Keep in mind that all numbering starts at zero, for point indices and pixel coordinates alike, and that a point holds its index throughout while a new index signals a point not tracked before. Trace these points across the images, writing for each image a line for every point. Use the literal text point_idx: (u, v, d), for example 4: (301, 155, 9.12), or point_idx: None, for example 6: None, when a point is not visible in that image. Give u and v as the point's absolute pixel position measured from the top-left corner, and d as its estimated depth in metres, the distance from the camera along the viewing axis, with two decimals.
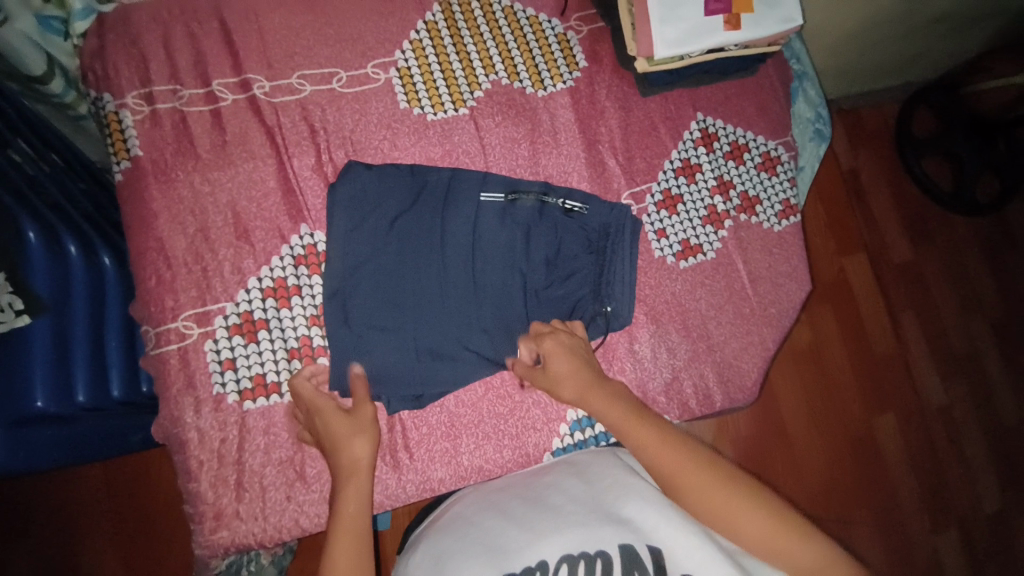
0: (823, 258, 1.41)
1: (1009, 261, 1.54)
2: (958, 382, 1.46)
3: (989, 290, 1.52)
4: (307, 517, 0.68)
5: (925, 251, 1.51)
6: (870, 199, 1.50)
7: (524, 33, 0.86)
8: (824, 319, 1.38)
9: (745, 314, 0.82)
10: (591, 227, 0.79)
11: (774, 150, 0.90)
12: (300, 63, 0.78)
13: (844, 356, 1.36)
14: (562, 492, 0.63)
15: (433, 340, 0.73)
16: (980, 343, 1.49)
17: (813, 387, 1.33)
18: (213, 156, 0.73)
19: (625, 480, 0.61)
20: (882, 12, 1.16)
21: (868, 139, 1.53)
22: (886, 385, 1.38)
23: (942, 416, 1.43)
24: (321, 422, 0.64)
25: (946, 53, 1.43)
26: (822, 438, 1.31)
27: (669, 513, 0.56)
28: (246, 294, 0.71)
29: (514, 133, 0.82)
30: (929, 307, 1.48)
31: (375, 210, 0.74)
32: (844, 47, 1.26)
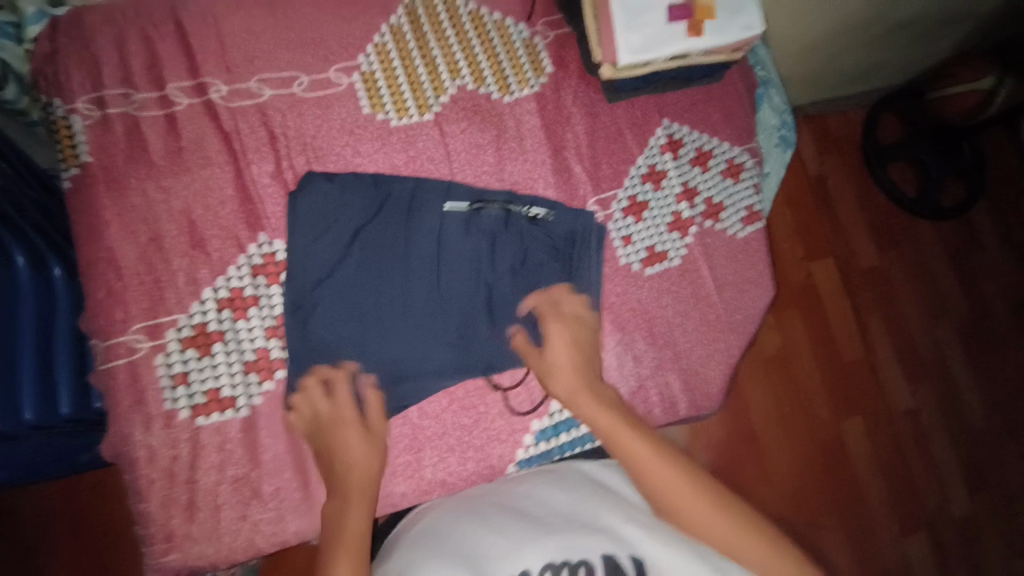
0: (793, 263, 1.42)
1: (972, 266, 1.58)
2: (927, 388, 1.50)
3: (954, 294, 1.56)
4: (263, 535, 0.67)
5: (891, 255, 1.54)
6: (836, 205, 1.53)
7: (491, 38, 0.85)
8: (793, 324, 1.39)
9: (712, 321, 0.83)
10: (557, 236, 0.79)
11: (738, 157, 0.90)
12: (259, 67, 0.77)
13: (813, 360, 1.38)
14: (541, 499, 0.66)
15: (397, 351, 0.73)
16: (946, 348, 1.53)
17: (783, 392, 1.35)
18: (168, 162, 0.71)
19: (599, 493, 0.66)
20: (847, 17, 1.19)
21: (835, 145, 1.56)
22: (854, 389, 1.40)
23: (909, 418, 1.46)
24: (336, 432, 0.66)
25: (911, 59, 1.47)
26: (792, 442, 1.33)
27: (651, 527, 0.61)
28: (200, 305, 0.69)
29: (479, 139, 0.81)
30: (897, 311, 1.51)
31: (335, 220, 0.73)
32: (811, 54, 1.29)
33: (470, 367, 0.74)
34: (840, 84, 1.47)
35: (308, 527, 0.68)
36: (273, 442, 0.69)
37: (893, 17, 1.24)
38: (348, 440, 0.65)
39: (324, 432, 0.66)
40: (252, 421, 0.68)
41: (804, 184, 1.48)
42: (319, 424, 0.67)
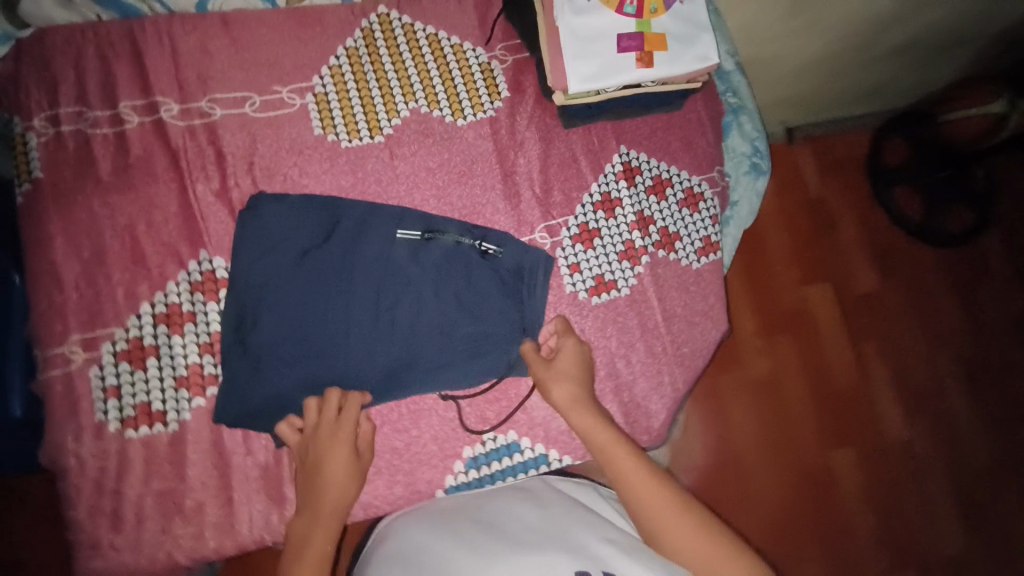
0: (786, 287, 1.38)
1: (976, 293, 1.46)
2: (922, 418, 1.38)
3: (953, 321, 1.44)
4: (183, 549, 0.68)
5: (891, 283, 1.43)
6: (838, 230, 1.43)
7: (448, 60, 0.85)
8: (782, 350, 1.35)
9: (657, 353, 0.81)
10: (504, 271, 0.79)
11: (697, 185, 0.89)
12: (212, 86, 0.78)
13: (802, 386, 1.33)
14: (515, 517, 0.67)
15: (334, 373, 0.73)
16: (944, 376, 1.41)
17: (767, 419, 1.31)
18: (115, 179, 0.73)
19: (580, 514, 0.67)
20: (839, 45, 1.12)
21: (839, 167, 1.47)
22: (843, 420, 1.34)
23: (904, 453, 1.35)
24: (324, 449, 0.67)
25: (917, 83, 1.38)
26: (775, 471, 1.28)
27: (623, 546, 0.62)
28: (137, 319, 0.70)
29: (428, 162, 0.81)
30: (899, 341, 1.41)
31: (282, 240, 0.74)
32: (805, 76, 1.23)
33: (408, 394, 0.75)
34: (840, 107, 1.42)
35: (229, 543, 0.69)
36: (198, 458, 0.70)
37: (884, 46, 1.16)
38: (334, 461, 0.67)
39: (312, 446, 0.68)
40: (179, 436, 0.69)
41: (798, 209, 1.43)
42: (307, 434, 0.69)
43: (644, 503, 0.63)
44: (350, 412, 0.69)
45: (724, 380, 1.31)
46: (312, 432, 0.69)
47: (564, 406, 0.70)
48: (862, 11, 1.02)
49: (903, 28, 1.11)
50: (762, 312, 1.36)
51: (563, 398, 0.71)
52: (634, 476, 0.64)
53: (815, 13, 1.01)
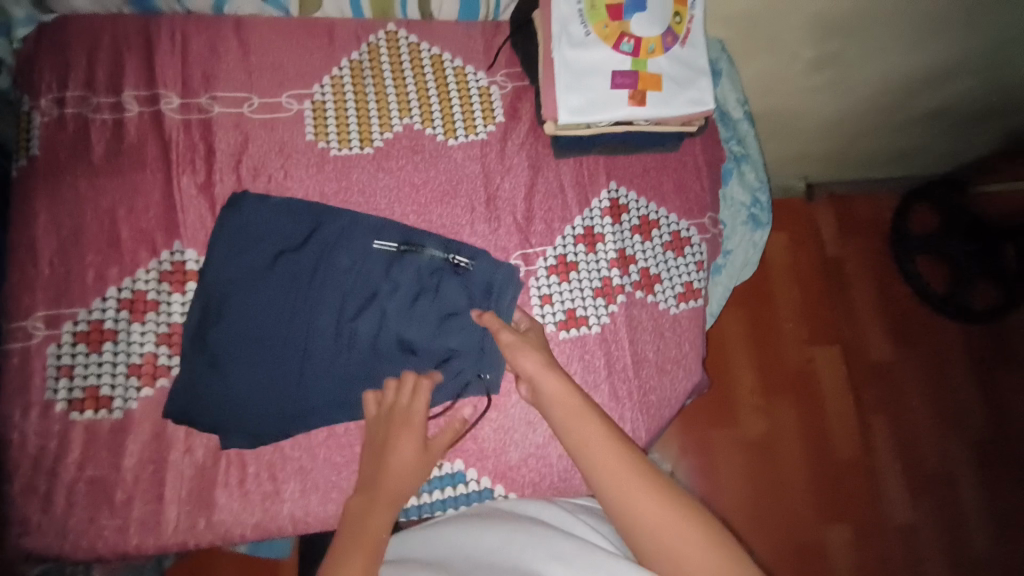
0: (790, 345, 1.25)
1: (998, 377, 1.30)
2: (926, 501, 1.22)
3: (972, 403, 1.28)
4: (106, 542, 0.68)
5: (907, 356, 1.29)
6: (852, 292, 1.31)
7: (448, 81, 0.85)
8: (783, 410, 1.22)
9: (621, 397, 0.79)
10: (474, 288, 0.78)
11: (685, 231, 0.87)
12: (214, 84, 0.80)
13: (799, 452, 1.20)
14: (464, 549, 0.58)
15: (289, 380, 0.73)
16: (955, 462, 1.25)
17: (760, 482, 1.17)
18: (105, 163, 0.76)
19: (534, 531, 0.57)
20: (869, 103, 1.03)
21: (861, 230, 1.34)
22: (841, 494, 1.19)
23: (902, 538, 1.19)
24: (394, 435, 0.67)
25: (951, 150, 1.25)
26: (763, 541, 1.15)
27: (575, 560, 0.51)
28: (101, 303, 0.72)
29: (414, 178, 0.81)
30: (903, 412, 1.26)
31: (258, 242, 0.75)
32: (830, 136, 1.13)
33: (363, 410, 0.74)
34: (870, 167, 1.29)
35: (151, 543, 0.69)
36: (136, 449, 0.70)
37: (919, 107, 1.07)
38: (399, 448, 0.67)
39: (383, 428, 0.68)
40: (122, 425, 0.70)
41: (810, 267, 1.30)
42: (380, 419, 0.70)
43: (611, 477, 0.57)
44: (420, 402, 0.70)
45: (714, 438, 1.18)
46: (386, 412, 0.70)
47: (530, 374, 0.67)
48: (894, 64, 0.93)
49: (936, 91, 1.02)
50: (762, 369, 1.23)
51: (532, 365, 0.67)
52: (599, 447, 0.59)
53: (834, 72, 0.93)
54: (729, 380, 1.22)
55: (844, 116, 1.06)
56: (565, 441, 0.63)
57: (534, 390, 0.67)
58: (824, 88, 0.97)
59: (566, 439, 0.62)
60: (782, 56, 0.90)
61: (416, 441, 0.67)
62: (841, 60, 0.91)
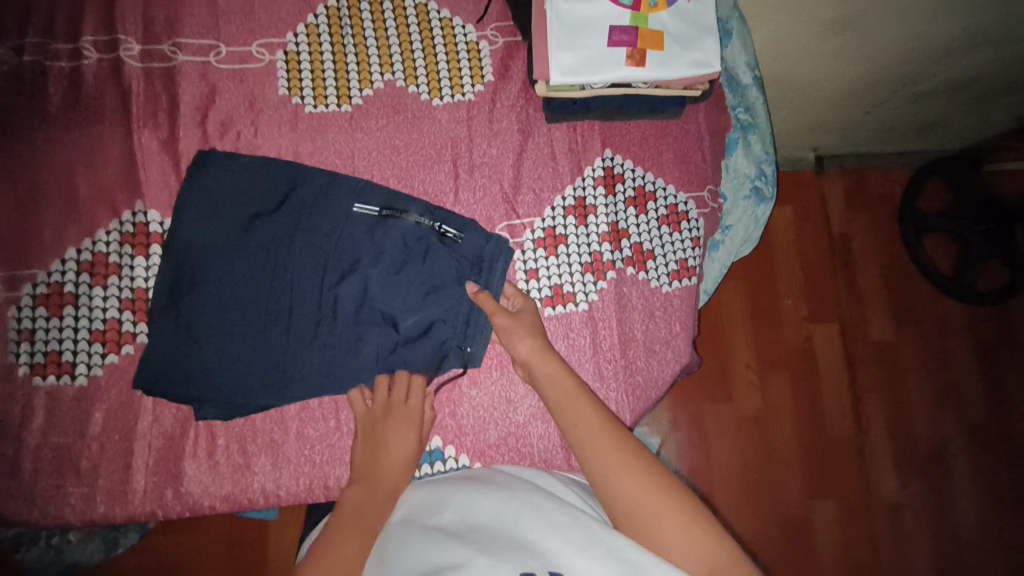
0: (791, 322, 1.21)
1: (998, 360, 1.27)
2: (916, 480, 1.21)
3: (971, 385, 1.25)
4: (73, 509, 0.66)
5: (908, 336, 1.25)
6: (857, 271, 1.26)
7: (433, 33, 0.78)
8: (779, 387, 1.19)
9: (606, 377, 0.76)
10: (465, 258, 0.73)
11: (683, 204, 0.82)
12: (178, 29, 0.74)
13: (792, 429, 1.18)
14: (456, 514, 0.54)
15: (271, 354, 0.69)
16: (949, 444, 1.23)
17: (750, 457, 1.16)
18: (63, 115, 0.71)
19: (528, 496, 0.54)
20: (888, 70, 0.96)
21: (869, 206, 1.28)
22: (831, 471, 1.18)
23: (889, 516, 1.19)
24: (389, 431, 0.66)
25: (968, 125, 1.18)
26: (749, 511, 1.14)
27: (572, 532, 0.48)
28: (60, 265, 0.68)
29: (395, 139, 0.76)
30: (900, 392, 1.23)
31: (230, 203, 0.70)
32: (844, 105, 1.06)
33: (344, 384, 0.70)
34: (885, 138, 1.21)
35: (118, 512, 0.67)
36: (101, 417, 0.68)
37: (940, 78, 1.00)
38: (392, 442, 0.66)
39: (380, 426, 0.67)
40: (86, 391, 0.68)
41: (816, 244, 1.25)
42: (375, 415, 0.68)
43: (591, 452, 0.55)
44: (416, 400, 0.69)
45: (707, 412, 1.16)
46: (381, 408, 0.68)
47: (525, 359, 0.65)
48: (918, 30, 0.86)
49: (961, 62, 0.95)
50: (760, 345, 1.20)
51: (527, 350, 0.65)
52: (583, 421, 0.57)
53: (852, 37, 0.86)
54: (725, 355, 1.18)
55: (858, 83, 0.99)
56: (557, 421, 0.61)
57: (532, 375, 0.65)
58: (840, 54, 0.90)
59: (559, 419, 0.60)
60: (797, 17, 0.83)
61: (413, 437, 0.67)
62: (859, 24, 0.83)
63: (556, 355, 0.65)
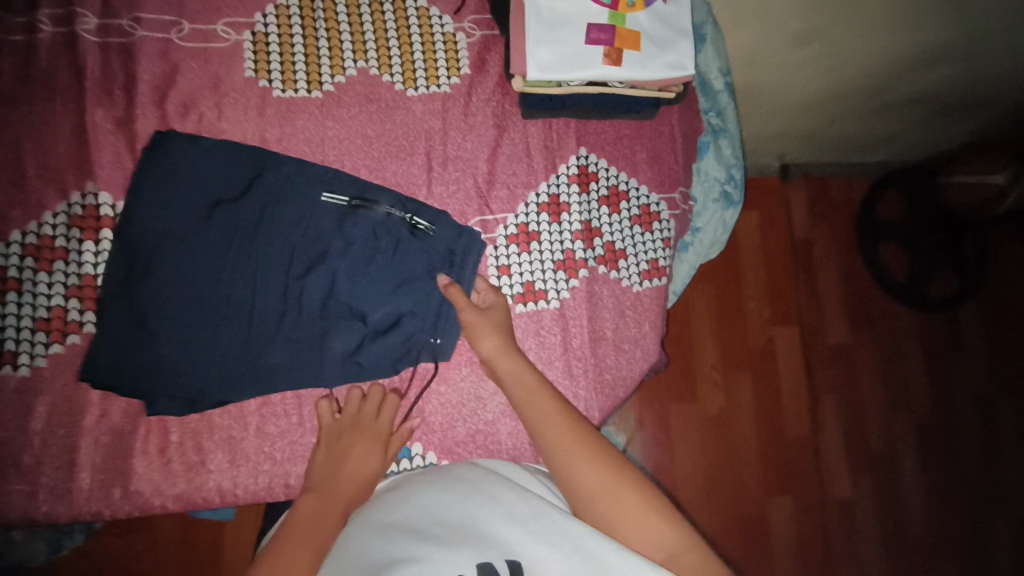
0: (755, 324, 1.24)
1: (946, 364, 1.33)
2: (868, 477, 1.26)
3: (920, 387, 1.31)
4: (12, 509, 0.62)
5: (864, 339, 1.30)
6: (818, 275, 1.30)
7: (409, 21, 0.76)
8: (741, 388, 1.22)
9: (575, 374, 0.76)
10: (436, 252, 0.72)
11: (655, 204, 0.82)
12: (138, 4, 0.70)
13: (753, 429, 1.21)
14: (411, 504, 0.51)
15: (231, 346, 0.67)
16: (899, 443, 1.28)
17: (713, 455, 1.18)
18: (11, 90, 0.66)
19: (486, 485, 0.53)
20: (852, 82, 0.99)
21: (830, 214, 1.32)
22: (788, 469, 1.21)
23: (841, 511, 1.23)
24: (356, 441, 0.65)
25: (924, 138, 1.23)
26: (710, 508, 1.17)
27: (532, 524, 0.48)
28: (3, 248, 0.64)
29: (367, 128, 0.74)
30: (855, 393, 1.28)
31: (190, 188, 0.67)
32: (809, 114, 1.09)
33: (309, 378, 0.68)
34: (848, 149, 1.25)
35: (61, 511, 0.63)
36: (43, 412, 0.64)
37: (900, 92, 1.04)
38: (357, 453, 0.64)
39: (347, 434, 0.65)
40: (28, 383, 0.64)
41: (780, 248, 1.28)
42: (343, 424, 0.66)
43: (554, 447, 0.55)
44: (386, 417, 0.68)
45: (673, 411, 1.18)
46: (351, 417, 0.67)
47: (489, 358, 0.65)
48: (882, 44, 0.89)
49: (918, 77, 1.00)
50: (725, 346, 1.22)
51: (490, 347, 0.65)
52: (546, 418, 0.57)
53: (820, 47, 0.88)
54: (691, 355, 1.20)
55: (824, 94, 1.02)
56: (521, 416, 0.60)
57: (494, 372, 0.65)
58: (808, 64, 0.93)
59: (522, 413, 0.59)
60: (769, 25, 0.85)
61: (379, 458, 0.64)
62: (827, 35, 0.86)
63: (520, 354, 0.64)
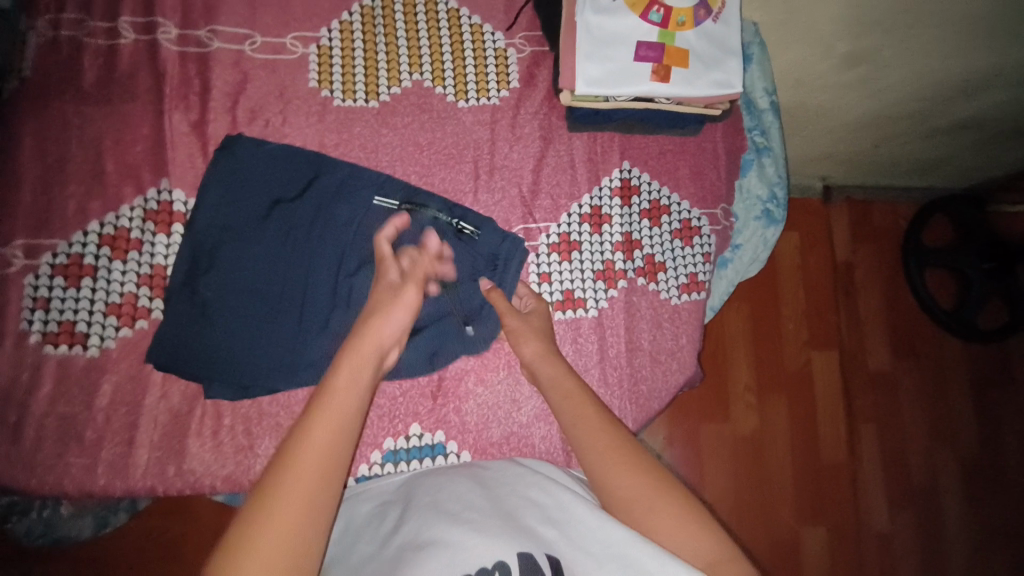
0: (792, 346, 1.22)
1: (996, 398, 1.27)
2: (908, 513, 1.21)
3: (967, 421, 1.26)
4: (74, 480, 0.67)
5: (907, 368, 1.26)
6: (859, 299, 1.27)
7: (462, 37, 0.79)
8: (776, 410, 1.19)
9: (611, 384, 0.77)
10: (480, 256, 0.74)
11: (696, 219, 0.83)
12: (215, 16, 0.75)
13: (787, 453, 1.18)
14: (451, 491, 0.54)
15: (283, 338, 0.70)
16: (942, 480, 1.23)
17: (744, 476, 1.16)
18: (96, 91, 0.72)
19: (528, 486, 0.55)
20: (901, 106, 0.98)
21: (874, 238, 1.29)
22: (823, 496, 1.18)
23: (878, 546, 1.19)
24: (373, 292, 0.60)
25: (976, 165, 1.20)
26: (741, 531, 1.14)
27: (571, 528, 0.50)
28: (82, 236, 0.70)
29: (419, 137, 0.77)
30: (896, 424, 1.24)
31: (254, 188, 0.71)
32: (854, 136, 1.08)
33: None
34: (895, 172, 1.23)
35: (118, 484, 0.67)
36: (110, 390, 0.69)
37: (950, 117, 1.02)
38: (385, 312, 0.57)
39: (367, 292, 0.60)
40: (97, 362, 0.68)
41: (821, 270, 1.26)
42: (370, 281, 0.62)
43: (592, 452, 0.55)
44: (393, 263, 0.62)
45: (703, 429, 1.16)
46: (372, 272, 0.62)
47: (530, 362, 0.66)
48: (936, 68, 0.88)
49: (971, 102, 0.98)
50: (760, 366, 1.20)
51: (532, 352, 0.66)
52: (584, 422, 0.57)
53: (867, 71, 0.88)
54: (724, 373, 1.19)
55: (872, 116, 1.01)
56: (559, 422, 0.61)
57: (534, 377, 0.66)
58: (855, 87, 0.92)
59: (560, 419, 0.60)
60: (816, 48, 0.85)
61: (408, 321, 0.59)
62: (876, 58, 0.85)
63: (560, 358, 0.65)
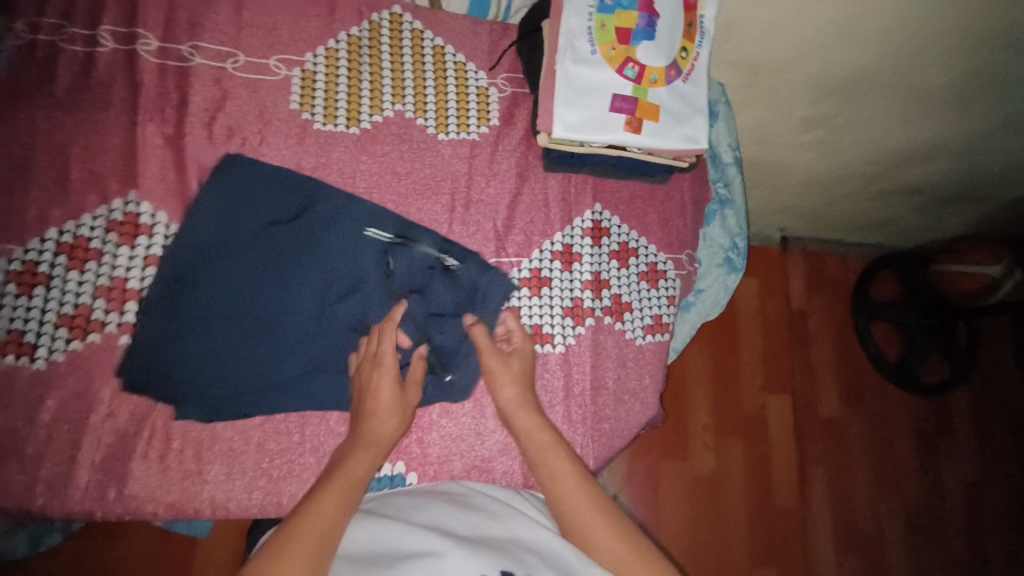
0: (750, 389, 1.26)
1: (937, 448, 1.34)
2: (856, 558, 1.24)
3: (911, 470, 1.31)
4: (5, 500, 0.62)
5: (857, 415, 1.31)
6: (813, 347, 1.32)
7: (446, 74, 0.82)
8: (732, 453, 1.22)
9: (574, 422, 0.78)
10: (462, 290, 0.76)
11: (662, 263, 0.86)
12: (198, 33, 0.75)
13: (742, 495, 1.20)
14: (428, 517, 0.55)
15: (261, 361, 0.69)
16: (888, 526, 1.27)
17: (700, 518, 1.17)
18: (68, 97, 0.71)
19: (504, 517, 0.56)
20: (852, 168, 1.05)
21: (828, 289, 1.36)
22: (776, 540, 1.20)
23: None
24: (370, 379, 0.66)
25: (920, 227, 1.29)
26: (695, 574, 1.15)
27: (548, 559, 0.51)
28: (39, 244, 0.67)
29: (397, 166, 0.78)
30: (845, 469, 1.28)
31: (244, 207, 0.71)
32: (811, 193, 1.15)
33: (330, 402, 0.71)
34: (846, 228, 1.30)
35: (57, 505, 0.63)
36: (54, 405, 0.65)
37: (900, 180, 1.10)
38: (354, 460, 0.60)
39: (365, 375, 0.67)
40: (41, 376, 0.65)
41: (778, 317, 1.32)
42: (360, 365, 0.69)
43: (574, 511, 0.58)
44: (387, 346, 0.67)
45: (663, 469, 1.17)
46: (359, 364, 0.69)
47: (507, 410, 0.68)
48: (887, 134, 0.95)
49: (922, 166, 1.05)
50: (719, 409, 1.23)
51: (508, 398, 0.68)
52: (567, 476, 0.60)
53: (821, 134, 0.95)
54: (687, 416, 1.21)
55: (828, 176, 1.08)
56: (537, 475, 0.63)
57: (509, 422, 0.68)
58: (812, 146, 0.99)
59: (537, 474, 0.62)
60: (777, 110, 0.91)
61: (376, 465, 0.62)
62: (831, 122, 0.92)
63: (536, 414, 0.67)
